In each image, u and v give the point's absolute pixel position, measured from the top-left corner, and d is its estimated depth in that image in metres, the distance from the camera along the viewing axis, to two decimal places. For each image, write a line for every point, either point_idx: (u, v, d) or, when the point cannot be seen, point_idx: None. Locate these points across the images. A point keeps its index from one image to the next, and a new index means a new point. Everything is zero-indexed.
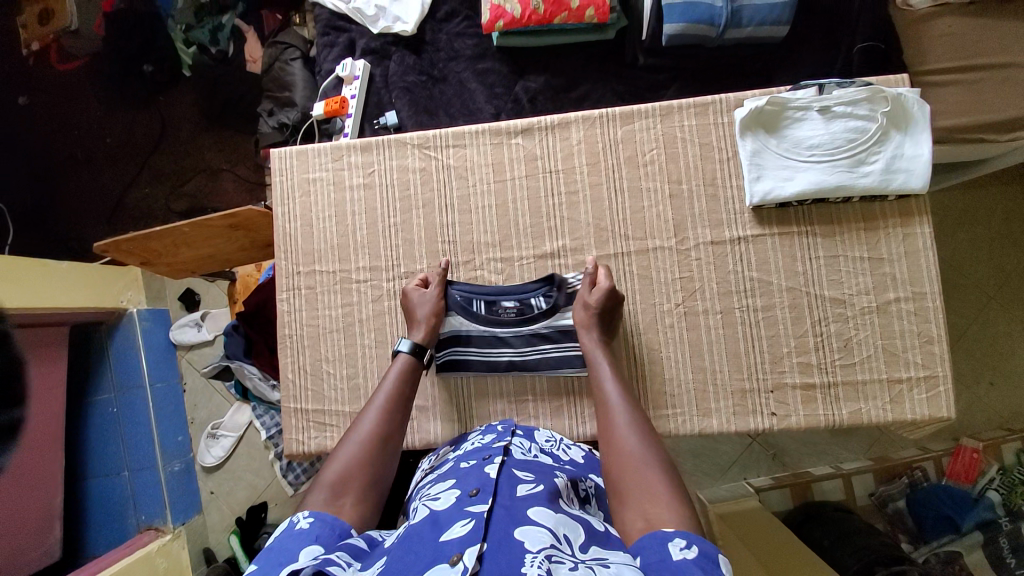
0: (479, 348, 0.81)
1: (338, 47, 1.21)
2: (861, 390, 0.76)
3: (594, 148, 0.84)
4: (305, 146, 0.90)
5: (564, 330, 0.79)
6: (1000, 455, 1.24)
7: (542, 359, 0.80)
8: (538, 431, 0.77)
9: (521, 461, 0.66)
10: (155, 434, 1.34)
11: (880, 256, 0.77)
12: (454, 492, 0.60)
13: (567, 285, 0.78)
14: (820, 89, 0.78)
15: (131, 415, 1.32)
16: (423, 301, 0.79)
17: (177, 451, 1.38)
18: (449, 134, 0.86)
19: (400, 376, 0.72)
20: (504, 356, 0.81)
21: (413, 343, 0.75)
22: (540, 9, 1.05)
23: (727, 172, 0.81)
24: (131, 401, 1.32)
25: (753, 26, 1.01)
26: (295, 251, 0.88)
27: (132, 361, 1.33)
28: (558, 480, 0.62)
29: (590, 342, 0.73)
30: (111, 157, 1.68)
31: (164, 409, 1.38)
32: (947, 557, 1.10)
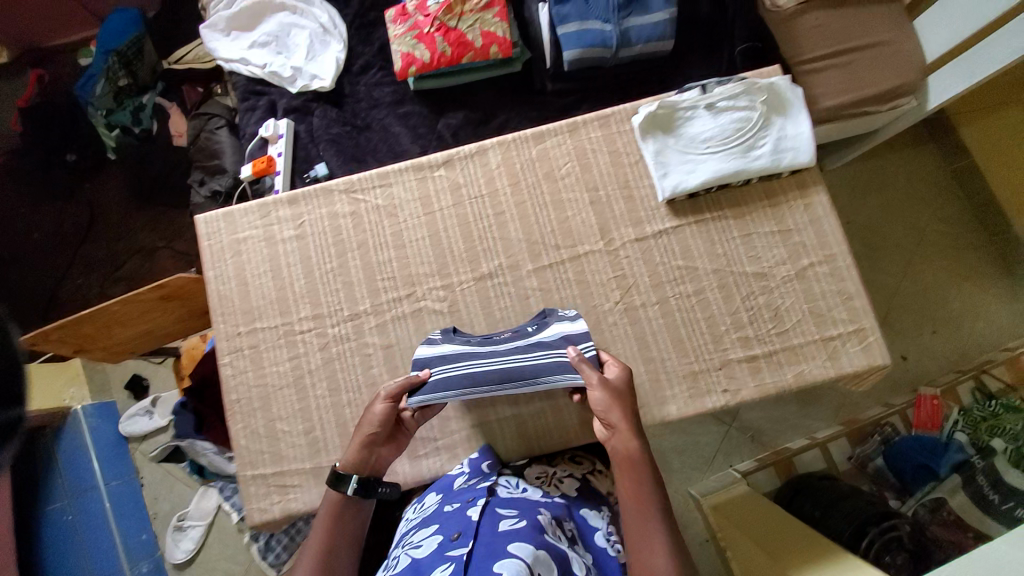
0: (468, 362, 0.75)
1: (260, 110, 1.23)
2: (800, 353, 0.80)
3: (512, 170, 0.88)
4: (232, 207, 0.90)
5: (545, 341, 0.75)
6: (957, 398, 1.39)
7: (526, 367, 0.74)
8: (528, 470, 0.83)
9: (505, 500, 0.71)
10: (116, 538, 1.26)
11: (787, 228, 0.83)
12: (438, 536, 0.65)
13: (552, 310, 0.81)
14: (703, 89, 0.85)
15: (90, 520, 1.24)
16: (370, 415, 0.73)
17: (143, 551, 1.30)
18: (374, 175, 0.88)
19: (332, 508, 0.69)
20: (489, 371, 0.74)
21: (360, 482, 0.69)
22: (447, 52, 1.11)
23: (637, 174, 0.86)
24: (88, 505, 1.25)
25: (642, 43, 1.11)
26: (233, 313, 0.87)
27: (83, 463, 1.27)
28: (539, 516, 0.67)
29: (630, 444, 0.65)
30: (42, 251, 1.64)
31: (124, 509, 1.30)
32: (934, 505, 1.17)
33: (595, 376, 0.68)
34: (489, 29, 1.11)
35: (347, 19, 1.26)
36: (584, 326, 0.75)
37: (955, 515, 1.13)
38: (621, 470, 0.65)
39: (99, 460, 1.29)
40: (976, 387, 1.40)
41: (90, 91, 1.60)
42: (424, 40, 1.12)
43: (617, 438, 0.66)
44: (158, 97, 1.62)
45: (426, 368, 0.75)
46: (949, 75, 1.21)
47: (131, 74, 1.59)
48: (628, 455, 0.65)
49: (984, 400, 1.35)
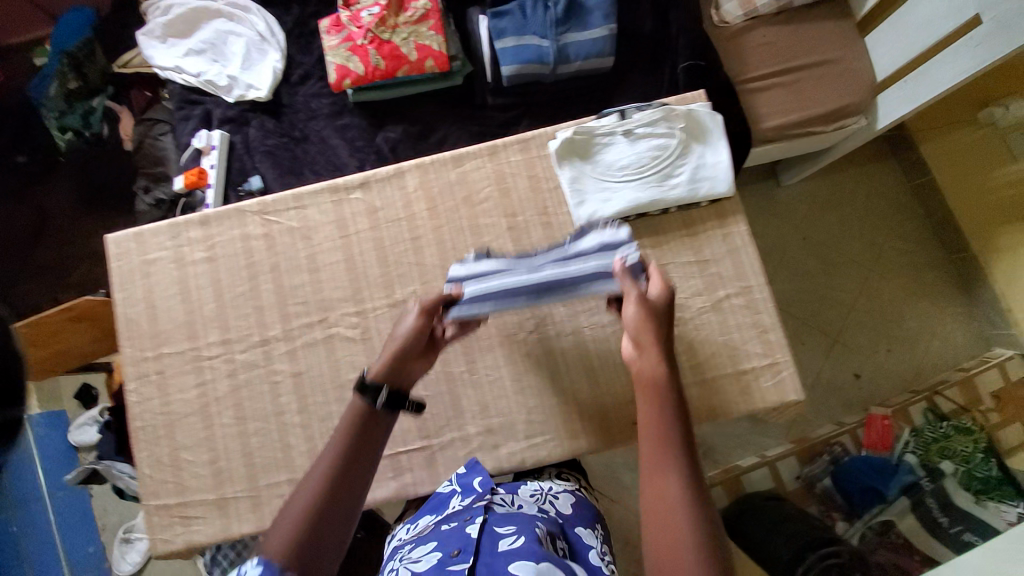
0: (503, 277, 0.70)
1: (193, 120, 1.20)
2: (712, 386, 0.79)
3: (430, 194, 0.85)
4: (143, 227, 0.87)
5: (581, 250, 0.71)
6: (908, 418, 1.42)
7: (569, 276, 0.69)
8: (523, 487, 0.84)
9: (502, 516, 0.70)
10: (60, 548, 1.27)
11: (705, 259, 0.82)
12: (436, 553, 0.65)
13: (586, 224, 0.77)
14: (623, 114, 0.85)
15: (32, 531, 1.26)
16: (402, 328, 0.67)
17: (89, 561, 1.30)
18: (288, 197, 0.86)
19: (353, 419, 0.59)
20: (526, 284, 0.69)
21: (390, 393, 0.61)
22: (381, 65, 1.09)
23: (556, 201, 0.84)
24: (31, 517, 1.27)
25: (581, 59, 1.10)
26: (140, 338, 0.84)
27: (26, 474, 1.28)
28: (538, 529, 0.67)
29: (653, 363, 0.60)
30: None
31: (70, 522, 1.30)
32: (882, 528, 1.31)
33: (631, 290, 0.64)
34: (424, 43, 1.09)
35: (286, 27, 1.23)
36: (627, 235, 0.70)
37: (903, 540, 1.28)
38: (642, 390, 0.60)
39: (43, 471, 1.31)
40: (929, 409, 1.43)
41: (44, 91, 1.58)
42: (358, 52, 1.10)
43: (639, 360, 0.61)
44: (108, 101, 1.58)
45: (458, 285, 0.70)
46: (895, 96, 1.22)
47: (81, 75, 1.56)
48: (651, 375, 0.60)
49: (935, 421, 1.40)
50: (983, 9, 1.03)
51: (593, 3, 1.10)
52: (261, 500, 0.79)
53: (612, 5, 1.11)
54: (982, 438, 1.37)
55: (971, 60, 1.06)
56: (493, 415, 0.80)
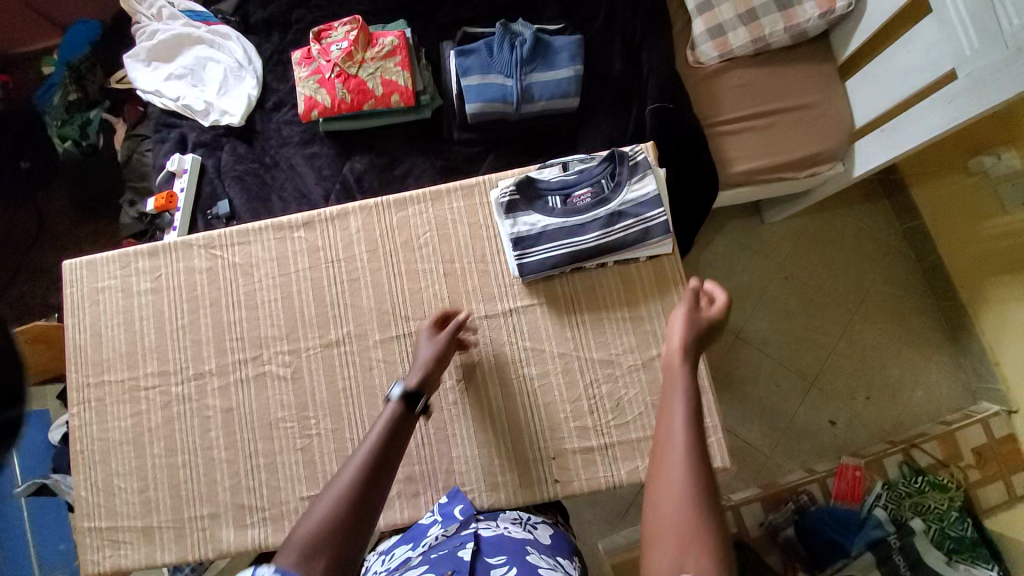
0: (567, 243, 0.77)
1: (169, 142, 1.24)
2: (636, 447, 0.78)
3: (371, 236, 0.86)
4: (95, 255, 0.90)
5: (635, 204, 0.77)
6: (883, 470, 1.37)
7: (625, 239, 0.77)
8: (502, 514, 0.78)
9: (493, 542, 0.68)
10: (31, 545, 1.29)
11: (639, 316, 0.81)
12: (429, 573, 0.62)
13: (627, 160, 0.79)
14: (564, 166, 0.81)
15: (4, 526, 1.29)
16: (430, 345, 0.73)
17: (58, 561, 1.30)
18: (233, 233, 0.88)
19: (392, 418, 0.63)
20: (588, 248, 0.77)
21: (406, 389, 0.66)
22: (347, 98, 1.11)
23: (494, 249, 0.84)
24: (7, 510, 1.30)
25: (545, 99, 1.08)
26: (85, 363, 0.87)
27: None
28: (529, 556, 0.66)
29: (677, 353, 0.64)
30: None
31: (43, 519, 1.31)
32: None
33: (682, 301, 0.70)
34: (390, 78, 1.10)
35: (265, 55, 1.26)
36: None
37: None
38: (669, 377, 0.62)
39: None
40: (904, 462, 1.37)
41: (47, 101, 1.64)
42: (325, 85, 1.12)
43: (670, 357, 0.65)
44: (105, 113, 1.62)
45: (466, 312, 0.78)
46: (875, 141, 1.16)
47: (81, 87, 1.61)
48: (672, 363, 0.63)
49: (910, 476, 1.35)
50: (958, 64, 0.96)
51: (559, 42, 1.08)
52: (184, 530, 0.82)
53: (579, 46, 1.09)
54: (958, 496, 1.31)
55: (945, 116, 0.99)
56: (417, 461, 0.80)
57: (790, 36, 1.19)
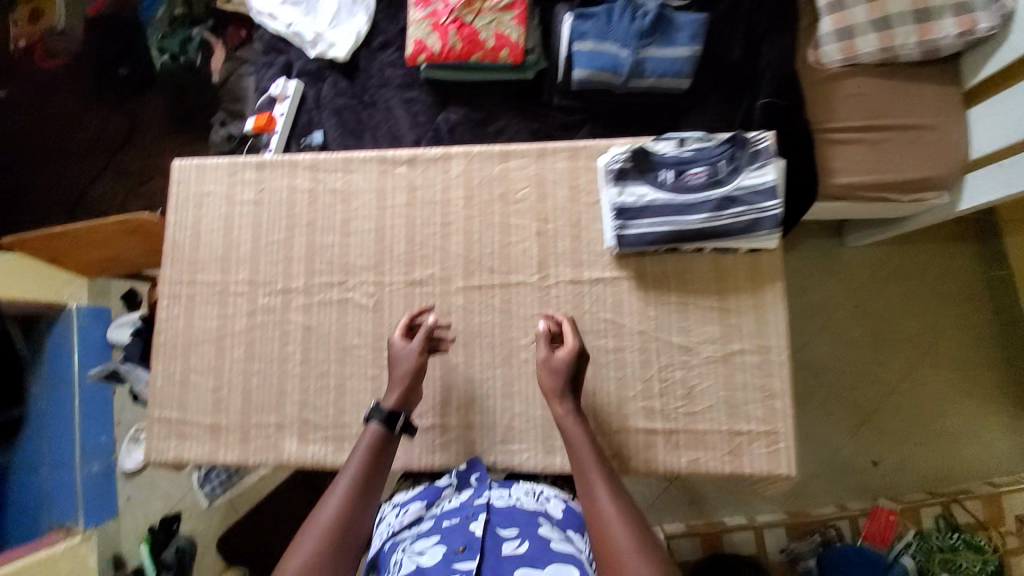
0: (673, 220, 0.76)
1: (276, 67, 1.28)
2: (701, 438, 0.78)
3: (470, 183, 0.87)
4: (205, 160, 0.94)
5: (751, 191, 0.76)
6: (918, 519, 1.32)
7: (733, 225, 0.76)
8: (517, 483, 0.79)
9: (504, 513, 0.71)
10: (77, 432, 1.56)
11: (728, 307, 0.80)
12: (441, 547, 0.66)
13: (749, 145, 0.77)
14: (680, 142, 0.80)
15: (58, 408, 1.57)
16: (401, 359, 0.75)
17: (98, 452, 1.60)
18: (338, 159, 0.90)
19: (370, 447, 0.71)
20: (692, 228, 0.76)
21: (384, 412, 0.72)
22: (457, 46, 1.10)
23: (591, 216, 0.83)
24: (59, 396, 1.57)
25: (655, 77, 1.06)
26: (181, 261, 0.91)
27: (65, 359, 1.58)
28: (540, 529, 0.69)
29: (562, 414, 0.71)
30: (85, 150, 1.78)
31: (89, 411, 1.60)
32: None
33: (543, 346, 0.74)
34: (504, 33, 1.09)
35: None
36: None
37: None
38: (567, 444, 0.69)
39: (78, 360, 1.59)
40: (942, 515, 1.31)
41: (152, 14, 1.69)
42: (438, 31, 1.11)
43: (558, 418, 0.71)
44: (207, 32, 1.66)
45: (433, 314, 0.78)
46: (989, 177, 1.11)
47: (188, 3, 1.66)
48: (564, 427, 0.70)
49: (946, 530, 1.29)
50: None
51: (683, 18, 1.06)
52: (249, 435, 0.85)
53: (702, 26, 1.06)
54: (992, 559, 1.25)
55: None
56: (480, 411, 0.81)
57: (921, 52, 1.12)
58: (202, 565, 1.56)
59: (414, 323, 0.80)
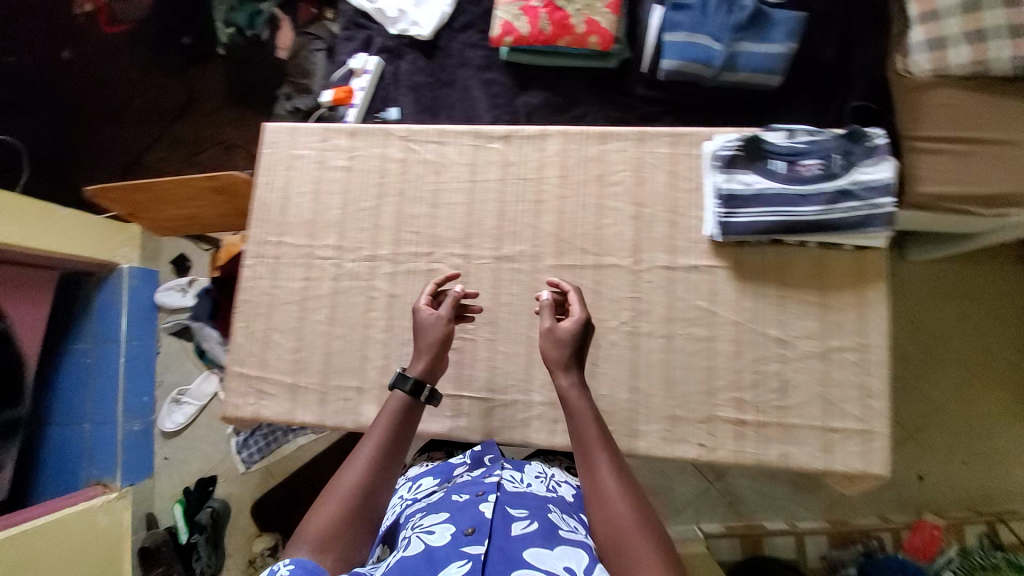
0: (782, 210, 0.76)
1: (356, 42, 1.28)
2: (794, 434, 0.76)
3: (566, 163, 0.86)
4: (298, 124, 0.94)
5: (865, 187, 0.75)
6: (961, 535, 1.28)
7: (843, 219, 0.75)
8: (529, 466, 0.81)
9: (514, 495, 0.70)
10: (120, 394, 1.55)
11: (828, 303, 0.79)
12: (449, 527, 0.63)
13: (866, 140, 0.77)
14: (790, 134, 0.80)
15: (103, 365, 1.56)
16: (427, 326, 0.74)
17: (140, 412, 1.60)
18: (433, 130, 0.90)
19: (392, 417, 0.70)
20: (801, 219, 0.75)
21: (413, 382, 0.71)
22: (547, 30, 1.11)
23: (691, 203, 0.82)
24: (106, 353, 1.56)
25: (747, 71, 1.06)
26: (269, 222, 0.90)
27: (113, 317, 1.57)
28: (551, 514, 0.67)
29: (566, 386, 0.69)
30: (143, 117, 1.74)
31: (134, 369, 1.59)
32: None
33: (548, 315, 0.73)
34: (595, 19, 1.09)
35: None
36: None
37: None
38: (569, 415, 0.68)
39: (126, 319, 1.58)
40: (986, 534, 1.28)
41: None
42: (528, 13, 1.12)
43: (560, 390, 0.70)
44: (275, 8, 1.68)
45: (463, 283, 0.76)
46: None
47: None
48: (568, 400, 0.69)
49: (989, 549, 1.25)
50: None
51: (780, 15, 1.05)
52: (328, 398, 0.84)
53: (799, 23, 1.05)
54: None
55: None
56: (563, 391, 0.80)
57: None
58: (234, 528, 1.57)
59: (441, 290, 0.79)
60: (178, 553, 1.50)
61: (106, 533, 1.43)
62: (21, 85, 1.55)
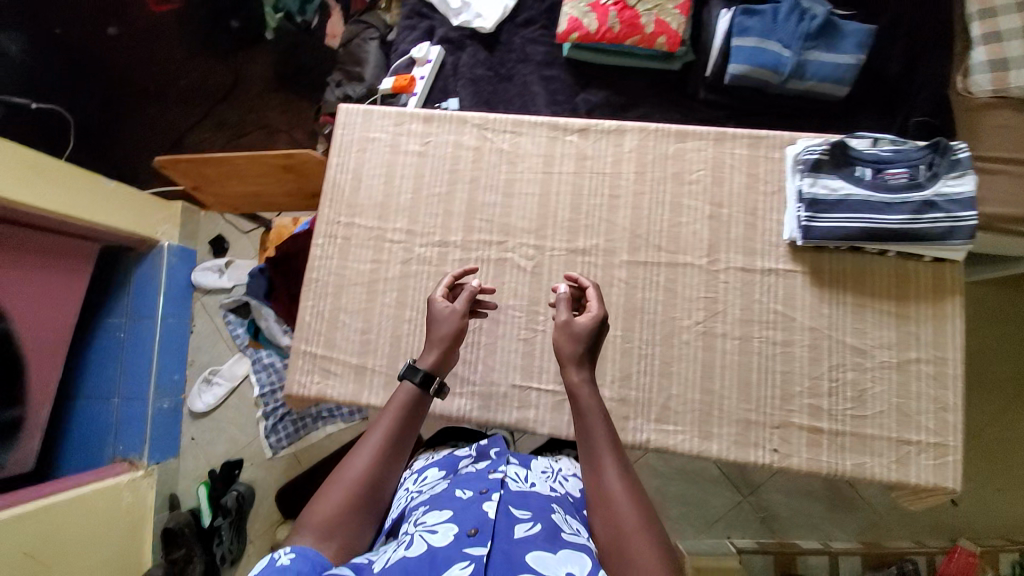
0: (866, 217, 0.75)
1: (418, 31, 1.29)
2: (868, 444, 0.76)
3: (643, 160, 0.86)
4: (372, 107, 0.94)
5: (954, 198, 0.73)
6: (996, 564, 1.25)
7: (929, 230, 0.74)
8: (535, 462, 0.85)
9: (517, 497, 0.69)
10: (153, 369, 1.52)
11: (906, 314, 0.78)
12: (452, 526, 0.62)
13: (953, 152, 0.75)
14: (874, 142, 0.81)
15: (135, 341, 1.53)
16: (439, 320, 0.73)
17: (171, 389, 1.58)
18: (509, 120, 0.90)
19: (403, 406, 0.68)
20: (884, 227, 0.75)
21: (423, 373, 0.69)
22: (615, 28, 1.10)
23: (769, 206, 0.82)
24: (139, 329, 1.53)
25: (816, 80, 1.06)
26: (339, 203, 0.91)
27: (150, 294, 1.54)
28: (553, 514, 0.67)
29: (577, 382, 0.67)
30: (183, 98, 1.71)
31: (167, 347, 1.57)
32: None
33: (563, 311, 0.71)
34: (665, 20, 1.09)
35: None
36: None
37: None
38: (577, 411, 0.66)
39: (162, 296, 1.55)
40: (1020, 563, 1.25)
41: None
42: (596, 10, 1.11)
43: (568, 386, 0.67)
44: None
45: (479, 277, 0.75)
46: None
47: None
48: (576, 397, 0.66)
49: None
50: None
51: (852, 27, 1.04)
52: (393, 382, 0.84)
53: (870, 36, 1.05)
54: None
55: None
56: (635, 388, 0.80)
57: None
58: (256, 516, 1.51)
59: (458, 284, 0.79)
60: (200, 537, 1.44)
61: (129, 511, 1.39)
62: (76, 62, 1.65)
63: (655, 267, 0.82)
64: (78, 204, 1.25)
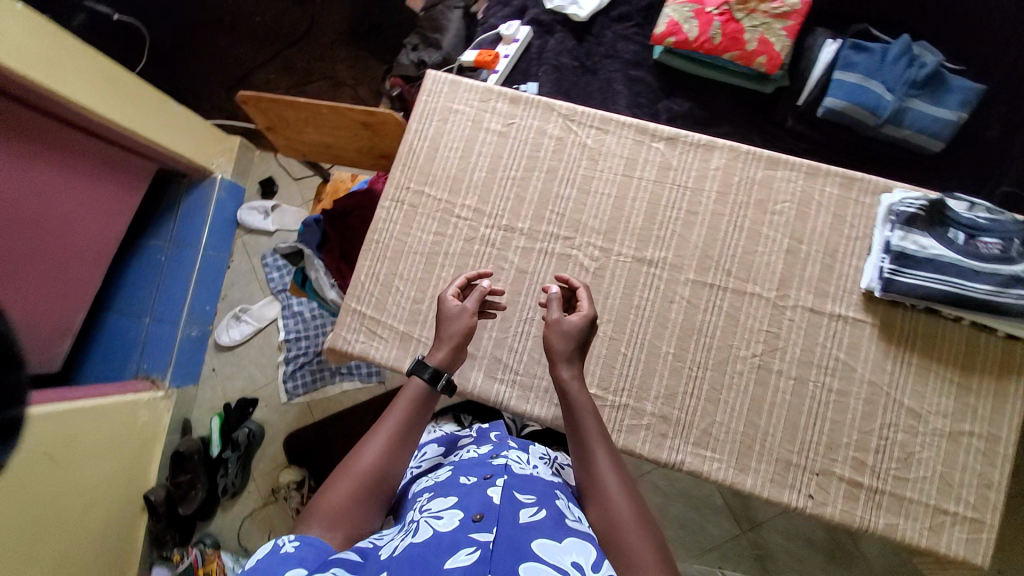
0: (951, 281, 0.72)
1: (510, 8, 1.27)
2: (905, 507, 0.74)
3: (728, 180, 0.84)
4: (460, 79, 0.93)
5: None
6: None
7: (1012, 306, 0.71)
8: (534, 445, 0.79)
9: (523, 480, 0.64)
10: (188, 296, 1.54)
11: (968, 386, 0.76)
12: (457, 513, 0.57)
13: None
14: (970, 207, 0.78)
15: (176, 264, 1.54)
16: (446, 313, 0.73)
17: (201, 318, 1.59)
18: (597, 116, 0.88)
19: (414, 400, 0.67)
20: (967, 295, 0.71)
21: (431, 370, 0.69)
22: (716, 40, 1.07)
23: (850, 250, 0.80)
24: (181, 254, 1.54)
25: (911, 130, 1.02)
26: (413, 169, 0.90)
27: (196, 221, 1.55)
28: (559, 501, 0.61)
29: (567, 377, 0.68)
30: (254, 33, 1.70)
31: (205, 276, 1.58)
32: None
33: (554, 309, 0.72)
34: (769, 39, 1.05)
35: None
36: None
37: None
38: (567, 406, 0.67)
39: (207, 229, 1.57)
40: None
41: None
42: (699, 18, 1.08)
43: (557, 382, 0.69)
44: None
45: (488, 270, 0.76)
46: None
47: None
48: (565, 392, 0.68)
49: None
50: None
51: (958, 82, 1.00)
52: None
53: (977, 95, 1.00)
54: None
55: None
56: (678, 408, 0.79)
57: None
58: (263, 453, 1.53)
59: (470, 284, 0.78)
60: (206, 465, 1.47)
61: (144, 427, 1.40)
62: None
63: (721, 291, 0.81)
64: (145, 124, 1.26)
